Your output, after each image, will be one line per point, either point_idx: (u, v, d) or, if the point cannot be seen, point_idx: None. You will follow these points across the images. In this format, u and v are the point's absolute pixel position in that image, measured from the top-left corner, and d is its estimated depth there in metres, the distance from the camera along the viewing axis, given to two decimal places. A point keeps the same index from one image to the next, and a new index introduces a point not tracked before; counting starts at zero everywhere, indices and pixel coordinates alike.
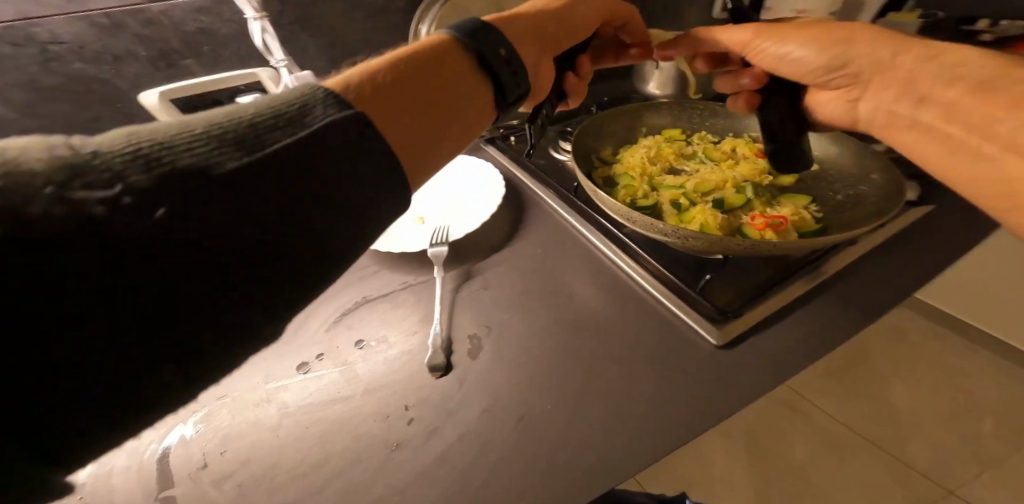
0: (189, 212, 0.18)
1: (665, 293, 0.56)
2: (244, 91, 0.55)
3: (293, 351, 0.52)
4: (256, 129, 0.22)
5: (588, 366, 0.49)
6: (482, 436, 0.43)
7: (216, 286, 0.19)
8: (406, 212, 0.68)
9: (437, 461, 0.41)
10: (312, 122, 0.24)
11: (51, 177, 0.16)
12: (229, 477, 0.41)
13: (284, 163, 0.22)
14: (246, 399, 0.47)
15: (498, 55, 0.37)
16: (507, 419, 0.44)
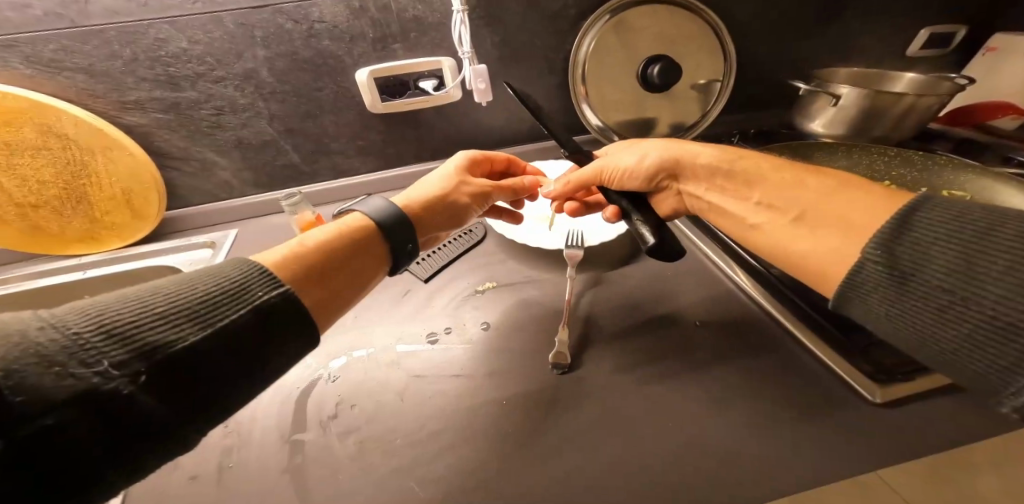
0: (149, 354, 0.24)
1: (810, 340, 0.48)
2: (424, 76, 0.64)
3: (422, 321, 0.55)
4: (206, 288, 0.28)
5: (721, 401, 0.44)
6: (590, 443, 0.41)
7: (172, 399, 0.24)
8: (530, 214, 0.70)
9: (544, 457, 0.40)
10: (251, 291, 0.29)
11: (31, 347, 0.21)
12: (355, 431, 0.44)
13: (232, 308, 0.27)
14: (380, 359, 0.50)
15: (405, 247, 0.43)
16: (621, 431, 0.42)
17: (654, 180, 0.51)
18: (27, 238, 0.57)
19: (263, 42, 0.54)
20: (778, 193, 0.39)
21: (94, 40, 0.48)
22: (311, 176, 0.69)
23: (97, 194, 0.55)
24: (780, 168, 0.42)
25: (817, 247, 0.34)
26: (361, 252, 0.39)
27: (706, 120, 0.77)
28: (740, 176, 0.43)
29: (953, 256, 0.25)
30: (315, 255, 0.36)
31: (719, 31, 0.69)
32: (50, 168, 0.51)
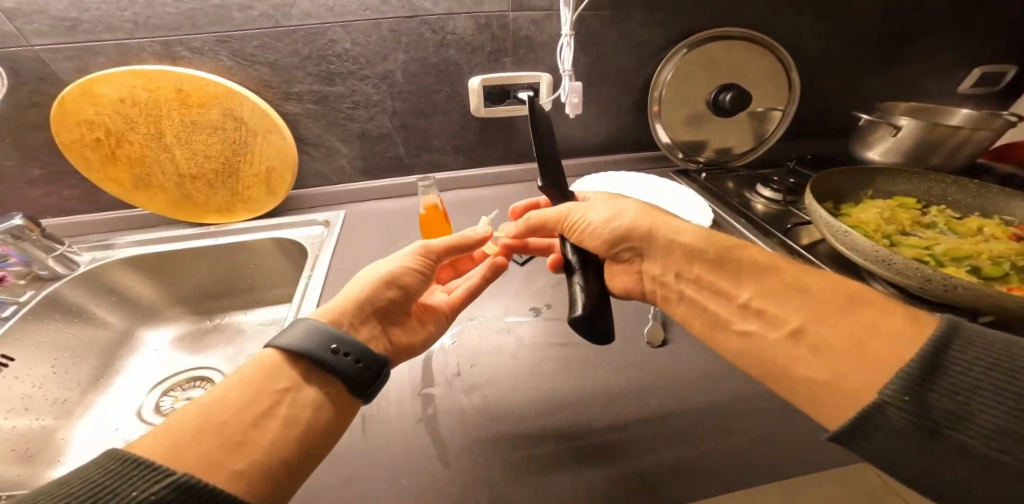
0: None
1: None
2: (524, 87, 0.73)
3: (522, 298, 0.60)
4: (112, 468, 0.25)
5: None
6: (686, 403, 0.46)
7: None
8: None
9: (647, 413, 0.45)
10: (155, 469, 0.25)
11: None
12: (480, 386, 0.49)
13: (139, 488, 0.24)
14: (492, 326, 0.56)
15: (349, 363, 0.36)
16: (714, 397, 0.47)
17: (617, 245, 0.48)
18: (177, 206, 0.67)
19: (405, 47, 0.64)
20: (770, 300, 0.37)
21: (283, 38, 0.59)
22: (410, 168, 0.78)
23: (247, 170, 0.65)
24: (767, 265, 0.39)
25: (829, 375, 0.31)
26: (301, 395, 0.35)
27: (763, 145, 0.85)
28: (715, 259, 0.41)
29: (999, 413, 0.24)
30: (238, 418, 0.31)
31: (784, 64, 0.78)
32: (217, 144, 0.62)
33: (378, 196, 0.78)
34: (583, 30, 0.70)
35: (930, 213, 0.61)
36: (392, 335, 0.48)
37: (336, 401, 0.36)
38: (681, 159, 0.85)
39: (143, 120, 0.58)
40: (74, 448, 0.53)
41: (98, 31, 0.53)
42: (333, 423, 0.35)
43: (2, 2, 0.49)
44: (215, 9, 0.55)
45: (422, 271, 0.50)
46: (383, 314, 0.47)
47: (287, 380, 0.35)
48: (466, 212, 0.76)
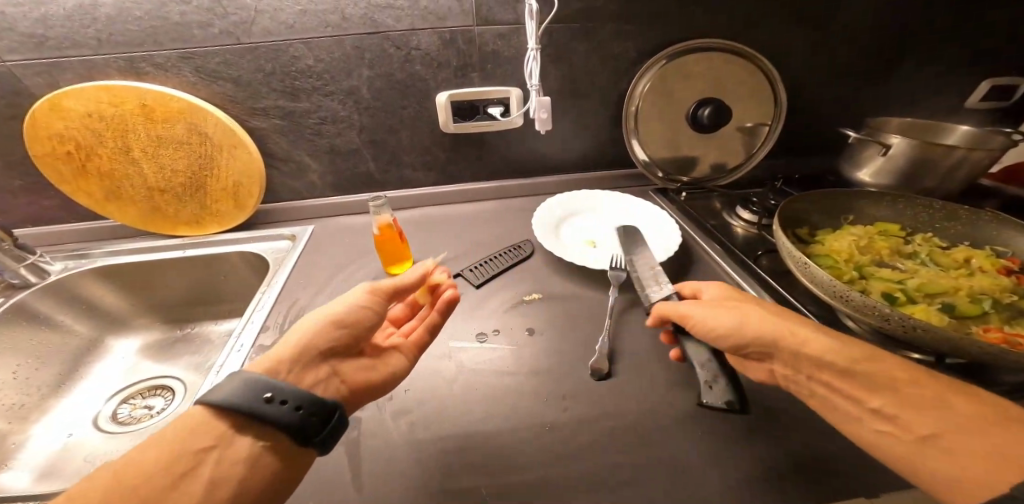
0: None
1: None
2: (493, 102, 0.71)
3: (472, 322, 0.58)
4: None
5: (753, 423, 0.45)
6: (620, 443, 0.44)
7: None
8: (576, 233, 0.72)
9: (577, 452, 0.43)
10: None
11: None
12: (408, 413, 0.47)
13: None
14: (434, 350, 0.54)
15: (283, 411, 0.34)
16: (652, 438, 0.44)
17: (742, 349, 0.45)
18: (149, 219, 0.69)
19: (369, 63, 0.64)
20: (903, 406, 0.35)
21: (246, 55, 0.60)
22: (381, 182, 0.78)
23: (213, 184, 0.66)
24: (899, 376, 0.37)
25: (956, 472, 0.31)
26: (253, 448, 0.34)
27: (750, 161, 0.81)
28: (860, 377, 0.38)
29: None
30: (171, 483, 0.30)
31: (770, 76, 0.73)
32: (184, 159, 0.63)
33: (348, 211, 0.78)
34: (553, 43, 0.68)
35: (913, 242, 0.56)
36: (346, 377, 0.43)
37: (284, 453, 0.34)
38: (660, 177, 0.82)
39: (111, 135, 0.60)
40: (26, 454, 0.55)
41: (66, 47, 0.55)
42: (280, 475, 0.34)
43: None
44: (177, 27, 0.56)
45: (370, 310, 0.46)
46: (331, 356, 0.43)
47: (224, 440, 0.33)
48: (434, 229, 0.75)
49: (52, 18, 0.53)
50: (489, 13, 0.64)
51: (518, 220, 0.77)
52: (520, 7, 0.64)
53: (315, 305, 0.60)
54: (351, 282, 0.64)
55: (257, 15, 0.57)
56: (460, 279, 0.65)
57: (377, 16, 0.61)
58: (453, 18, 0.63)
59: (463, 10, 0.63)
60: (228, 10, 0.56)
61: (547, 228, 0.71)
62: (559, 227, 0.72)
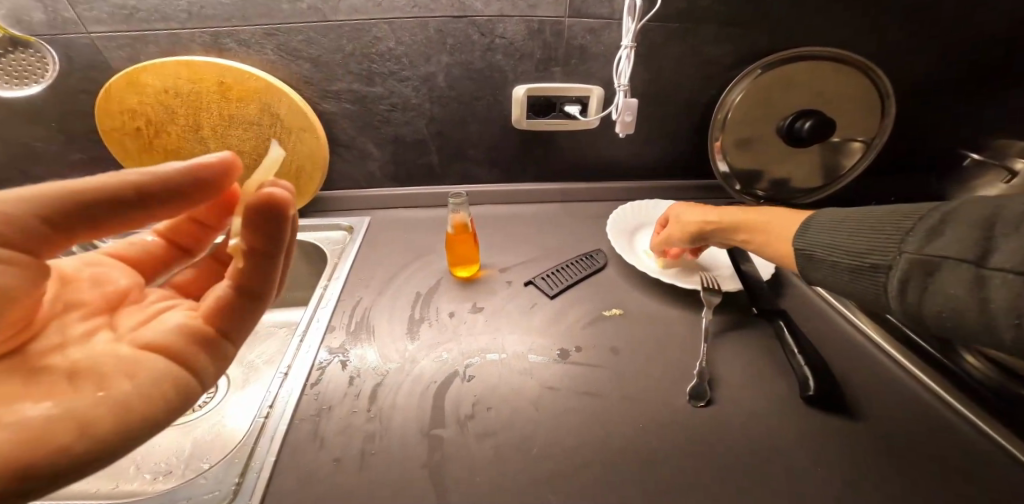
0: None
1: (989, 422, 0.42)
2: (572, 101, 0.67)
3: (549, 335, 0.54)
4: None
5: (883, 471, 0.39)
6: (733, 481, 0.39)
7: None
8: (652, 246, 0.67)
9: (685, 491, 0.38)
10: None
11: None
12: (494, 434, 0.43)
13: None
14: (515, 365, 0.50)
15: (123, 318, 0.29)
16: (771, 482, 0.39)
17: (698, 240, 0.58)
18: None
19: (450, 49, 0.60)
20: (756, 229, 0.52)
21: (328, 34, 0.56)
22: (442, 178, 0.74)
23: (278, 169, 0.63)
24: (767, 214, 0.51)
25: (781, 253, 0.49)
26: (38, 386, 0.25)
27: (839, 182, 0.77)
28: (745, 222, 0.53)
29: (836, 237, 0.40)
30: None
31: (880, 91, 0.68)
32: (252, 142, 0.60)
33: (406, 205, 0.74)
34: (646, 42, 0.63)
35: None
36: (79, 347, 0.29)
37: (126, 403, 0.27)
38: (737, 191, 0.76)
39: (182, 112, 0.56)
40: None
41: (151, 20, 0.52)
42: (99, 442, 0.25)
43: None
44: (264, 1, 0.53)
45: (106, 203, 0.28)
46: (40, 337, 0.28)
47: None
48: (496, 231, 0.71)
49: None
50: (584, 4, 0.59)
51: (585, 226, 0.73)
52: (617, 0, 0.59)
53: (380, 306, 0.56)
54: (415, 283, 0.60)
55: None
56: (530, 287, 0.61)
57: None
58: (544, 7, 0.59)
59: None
60: None
61: (622, 239, 0.66)
62: (633, 238, 0.68)
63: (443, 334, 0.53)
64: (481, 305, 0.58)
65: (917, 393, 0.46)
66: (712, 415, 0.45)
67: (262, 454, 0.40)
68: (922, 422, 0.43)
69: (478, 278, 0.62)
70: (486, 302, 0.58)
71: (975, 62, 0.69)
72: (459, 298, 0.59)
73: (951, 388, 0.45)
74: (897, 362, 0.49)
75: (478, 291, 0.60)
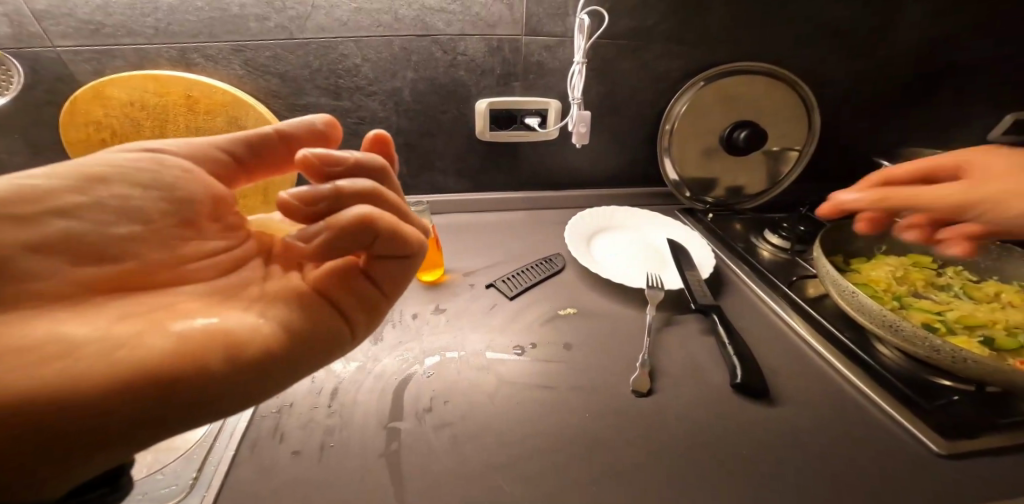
0: None
1: (891, 402, 0.47)
2: (531, 114, 0.72)
3: (507, 333, 0.57)
4: None
5: (794, 447, 0.44)
6: (663, 460, 0.43)
7: None
8: (607, 249, 0.71)
9: (620, 471, 0.42)
10: None
11: None
12: (449, 425, 0.46)
13: None
14: (473, 361, 0.53)
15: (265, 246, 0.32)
16: (696, 460, 0.43)
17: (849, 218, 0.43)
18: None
19: (414, 66, 0.64)
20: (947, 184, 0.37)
21: (296, 50, 0.59)
22: (410, 187, 0.77)
23: None
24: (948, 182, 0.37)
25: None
26: (216, 310, 0.28)
27: (778, 187, 0.84)
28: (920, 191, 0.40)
29: None
30: (26, 352, 0.21)
31: (807, 102, 0.76)
32: None
33: None
34: (597, 60, 0.68)
35: (947, 273, 0.57)
36: (273, 286, 0.32)
37: (268, 334, 0.27)
38: (687, 197, 0.82)
39: (148, 124, 0.58)
40: None
41: (121, 35, 0.54)
42: (232, 367, 0.25)
43: (38, 4, 0.51)
44: (232, 19, 0.56)
45: (268, 153, 0.34)
46: (253, 271, 0.33)
47: (163, 309, 0.27)
48: (462, 238, 0.74)
49: (111, 4, 0.52)
50: (538, 24, 0.64)
51: (547, 232, 0.77)
52: (569, 21, 0.65)
53: None
54: None
55: (312, 10, 0.57)
56: (492, 290, 0.64)
57: (429, 19, 0.61)
58: (502, 27, 0.63)
59: (513, 20, 0.63)
60: (284, 4, 0.56)
61: (579, 243, 0.70)
62: (589, 242, 0.72)
63: (406, 335, 0.56)
64: (445, 307, 0.61)
65: (830, 377, 0.51)
66: (651, 402, 0.49)
67: (222, 450, 0.42)
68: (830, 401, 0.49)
69: (443, 281, 0.65)
70: (450, 304, 0.61)
71: (891, 81, 0.77)
72: (423, 300, 0.62)
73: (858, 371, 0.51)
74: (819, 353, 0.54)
75: (442, 294, 0.63)
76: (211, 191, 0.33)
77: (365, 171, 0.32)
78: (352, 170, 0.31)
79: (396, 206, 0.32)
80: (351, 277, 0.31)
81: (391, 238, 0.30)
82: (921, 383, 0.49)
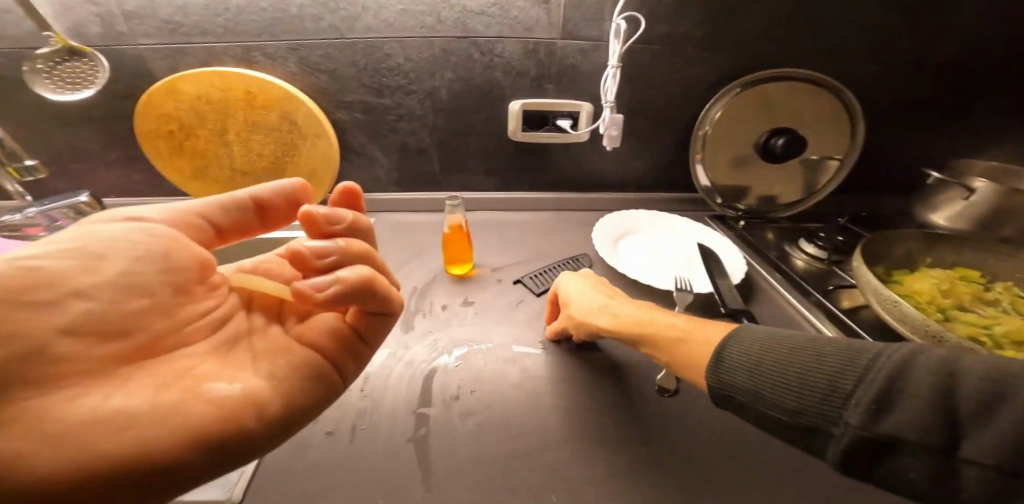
0: None
1: None
2: (564, 115, 0.73)
3: (533, 328, 0.58)
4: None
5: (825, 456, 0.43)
6: (688, 459, 0.43)
7: None
8: (634, 251, 0.71)
9: (644, 467, 0.42)
10: None
11: None
12: (476, 413, 0.47)
13: None
14: (499, 354, 0.54)
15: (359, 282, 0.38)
16: (723, 462, 0.42)
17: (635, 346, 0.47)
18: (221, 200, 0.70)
19: (454, 66, 0.67)
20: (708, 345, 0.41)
21: (344, 49, 0.63)
22: (443, 184, 0.80)
23: (291, 171, 0.68)
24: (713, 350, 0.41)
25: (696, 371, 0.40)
26: (233, 372, 0.32)
27: (815, 196, 0.81)
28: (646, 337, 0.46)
29: None
30: (93, 423, 0.25)
31: (850, 111, 0.74)
32: (269, 145, 0.66)
33: (407, 208, 0.80)
34: (632, 63, 0.69)
35: (995, 288, 0.54)
36: (268, 336, 0.36)
37: (283, 390, 0.32)
38: (719, 204, 0.81)
39: (209, 117, 0.63)
40: None
41: (190, 34, 0.59)
42: (263, 421, 0.30)
43: (126, 6, 0.56)
44: (289, 20, 0.59)
45: (244, 220, 0.37)
46: (247, 328, 0.36)
47: (175, 376, 0.30)
48: (491, 235, 0.76)
49: (184, 6, 0.57)
50: (576, 28, 0.65)
51: (574, 232, 0.78)
52: (606, 25, 0.66)
53: None
54: (412, 279, 0.65)
55: (361, 13, 0.60)
56: (519, 286, 0.65)
57: (470, 21, 0.63)
58: (540, 30, 0.65)
59: (551, 23, 0.65)
60: (337, 6, 0.59)
61: (606, 244, 0.70)
62: (617, 243, 0.72)
63: (435, 325, 0.57)
64: (472, 301, 0.62)
65: None
66: (676, 403, 0.48)
67: None
68: None
69: (471, 275, 0.66)
70: (477, 298, 0.63)
71: (939, 89, 0.74)
72: (452, 293, 0.63)
73: None
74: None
75: (471, 288, 0.65)
76: (199, 257, 0.35)
77: (359, 233, 0.36)
78: (351, 226, 0.36)
79: (380, 267, 0.37)
80: (343, 335, 0.36)
81: (379, 303, 0.35)
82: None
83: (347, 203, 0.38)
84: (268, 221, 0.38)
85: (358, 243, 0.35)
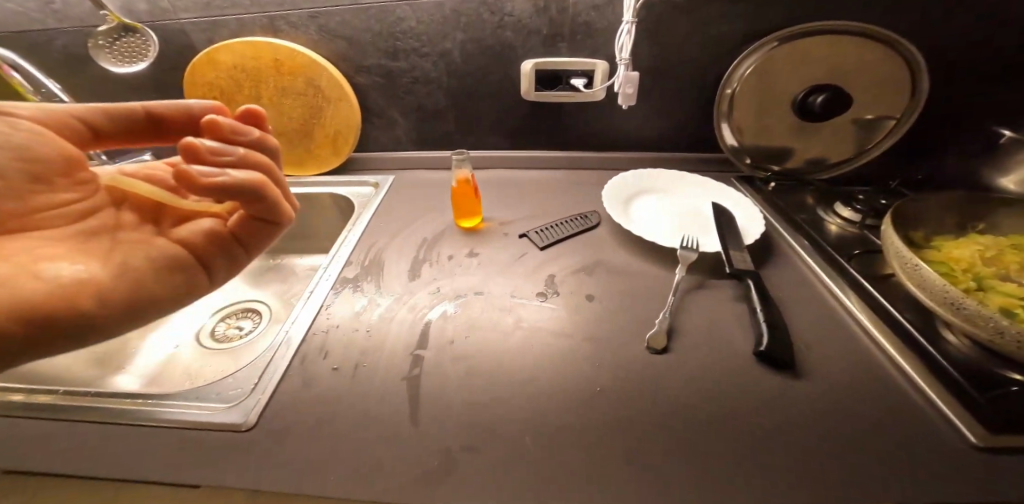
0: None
1: (938, 389, 0.42)
2: (577, 74, 0.71)
3: (532, 280, 0.60)
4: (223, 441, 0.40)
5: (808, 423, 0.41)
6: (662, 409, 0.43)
7: None
8: (647, 210, 0.70)
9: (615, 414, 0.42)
10: None
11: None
12: (468, 355, 0.50)
13: None
14: (498, 303, 0.57)
15: None
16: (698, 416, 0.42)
17: None
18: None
19: (464, 27, 0.67)
20: None
21: (359, 15, 0.65)
22: (459, 145, 0.82)
23: (319, 133, 0.73)
24: None
25: None
26: (91, 250, 0.41)
27: (863, 158, 0.74)
28: None
29: None
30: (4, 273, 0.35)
31: (912, 63, 0.65)
32: (298, 109, 0.71)
33: (427, 167, 0.82)
34: (650, 16, 0.65)
35: None
36: (162, 237, 0.45)
37: (129, 278, 0.41)
38: (746, 165, 0.77)
39: (246, 84, 0.69)
40: (139, 362, 0.61)
41: (225, 7, 0.65)
42: (103, 301, 0.38)
43: None
44: None
45: (138, 128, 0.46)
46: (115, 223, 0.45)
47: (41, 254, 0.39)
48: (503, 193, 0.77)
49: None
50: None
51: (586, 192, 0.77)
52: None
53: (392, 247, 0.66)
54: (425, 231, 0.69)
55: None
56: (524, 239, 0.67)
57: None
58: None
59: None
60: None
61: (616, 202, 0.69)
62: (629, 202, 0.71)
63: (440, 274, 0.61)
64: (479, 254, 0.65)
65: (873, 361, 0.46)
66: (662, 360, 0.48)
67: (277, 360, 0.49)
68: (871, 387, 0.43)
69: (481, 228, 0.69)
70: (484, 252, 0.65)
71: None
72: (460, 246, 0.66)
73: (910, 357, 0.45)
74: (869, 331, 0.49)
75: (480, 242, 0.67)
76: (65, 154, 0.43)
77: (264, 148, 0.46)
78: (257, 142, 0.45)
79: (280, 185, 0.47)
80: (221, 236, 0.46)
81: (268, 209, 0.45)
82: (988, 376, 0.43)
83: (251, 123, 0.46)
84: (102, 139, 0.46)
85: (262, 156, 0.44)
